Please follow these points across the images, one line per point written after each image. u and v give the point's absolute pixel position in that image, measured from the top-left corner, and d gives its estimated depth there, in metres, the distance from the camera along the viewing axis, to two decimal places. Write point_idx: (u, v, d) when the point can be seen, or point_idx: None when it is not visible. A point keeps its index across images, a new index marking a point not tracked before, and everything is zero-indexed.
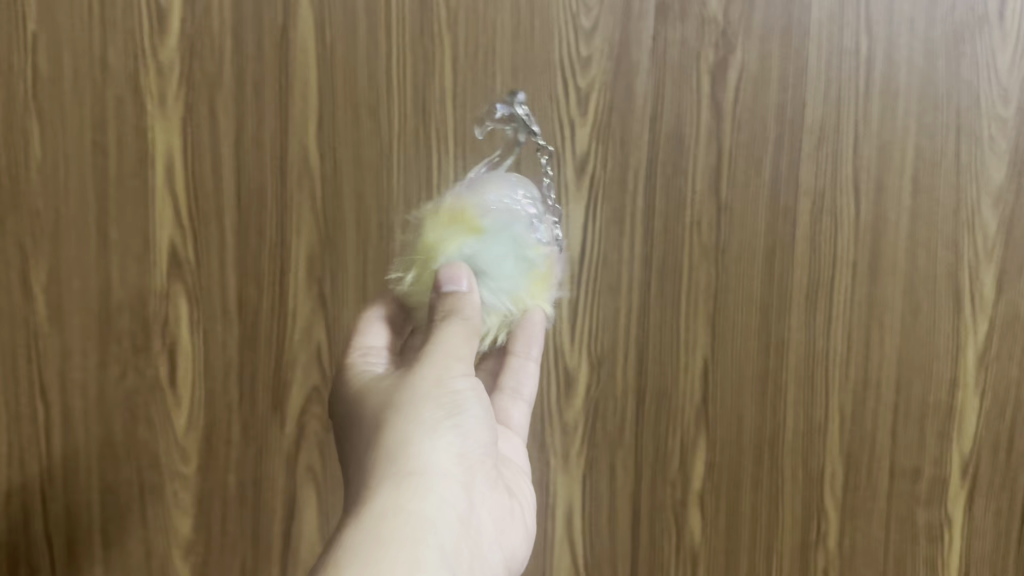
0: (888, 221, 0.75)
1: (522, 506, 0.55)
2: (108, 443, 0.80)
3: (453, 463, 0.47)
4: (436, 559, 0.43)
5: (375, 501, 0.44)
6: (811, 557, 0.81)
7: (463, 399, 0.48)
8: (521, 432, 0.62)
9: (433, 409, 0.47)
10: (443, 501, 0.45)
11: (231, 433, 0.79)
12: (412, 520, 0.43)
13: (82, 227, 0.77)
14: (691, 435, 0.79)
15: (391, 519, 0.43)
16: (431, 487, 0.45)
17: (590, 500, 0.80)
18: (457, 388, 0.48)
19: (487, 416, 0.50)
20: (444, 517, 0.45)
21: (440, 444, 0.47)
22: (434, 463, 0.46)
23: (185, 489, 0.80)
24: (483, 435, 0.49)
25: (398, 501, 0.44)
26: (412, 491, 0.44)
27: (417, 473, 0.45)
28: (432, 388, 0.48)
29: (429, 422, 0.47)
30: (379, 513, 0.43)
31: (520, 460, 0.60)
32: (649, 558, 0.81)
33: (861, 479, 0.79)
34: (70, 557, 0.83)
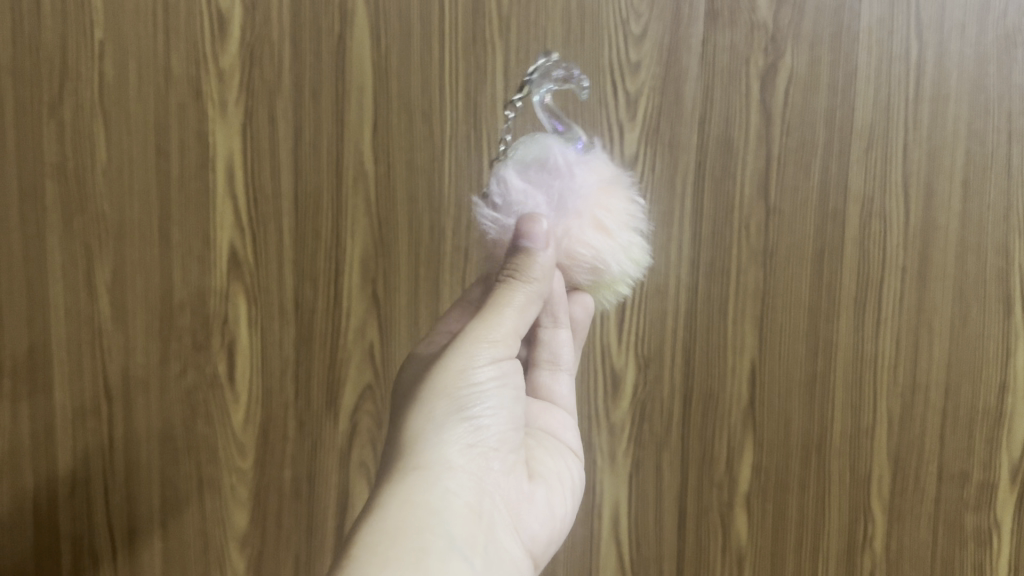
0: (938, 225, 0.74)
1: (554, 492, 0.56)
2: (169, 437, 0.83)
3: (468, 454, 0.48)
4: (445, 546, 0.44)
5: (386, 496, 0.46)
6: (857, 561, 0.81)
7: (486, 388, 0.49)
8: (567, 401, 0.63)
9: (449, 401, 0.48)
10: (455, 491, 0.47)
11: (287, 429, 0.81)
12: (423, 510, 0.45)
13: (145, 229, 0.80)
14: (738, 437, 0.79)
15: (399, 510, 0.44)
16: (441, 478, 0.46)
17: (636, 500, 0.81)
18: (480, 377, 0.49)
19: (509, 405, 0.51)
20: (456, 504, 0.46)
21: (451, 436, 0.48)
22: (445, 456, 0.47)
23: (242, 484, 0.83)
24: (504, 425, 0.50)
25: (406, 493, 0.45)
26: (422, 482, 0.46)
27: (426, 466, 0.47)
28: (450, 378, 0.48)
29: (444, 415, 0.48)
30: (389, 505, 0.45)
31: (566, 435, 0.61)
32: (695, 559, 0.82)
33: (908, 483, 0.79)
34: (130, 546, 0.86)
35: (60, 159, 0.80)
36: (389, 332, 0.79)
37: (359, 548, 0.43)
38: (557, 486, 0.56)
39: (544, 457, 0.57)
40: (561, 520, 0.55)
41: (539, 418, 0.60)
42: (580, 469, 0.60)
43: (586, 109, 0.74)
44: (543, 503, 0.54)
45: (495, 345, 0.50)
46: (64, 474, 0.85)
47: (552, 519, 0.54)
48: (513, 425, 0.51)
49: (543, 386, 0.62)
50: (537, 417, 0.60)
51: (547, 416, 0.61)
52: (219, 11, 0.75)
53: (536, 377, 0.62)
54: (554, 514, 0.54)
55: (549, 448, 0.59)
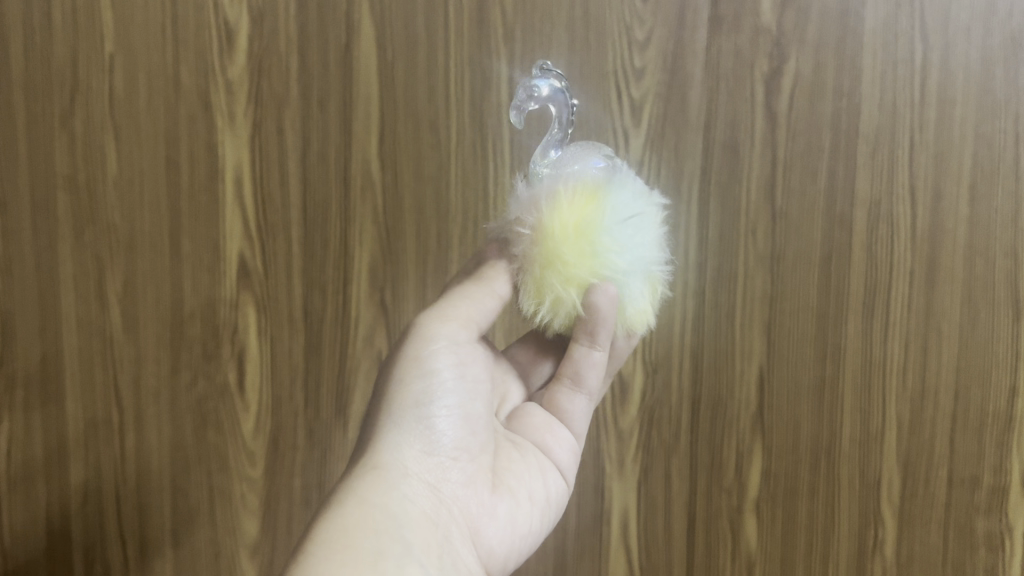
0: (946, 230, 0.74)
1: (524, 507, 0.53)
2: (180, 446, 0.83)
3: (425, 457, 0.48)
4: (400, 551, 0.43)
5: (342, 497, 0.45)
6: (868, 566, 0.80)
7: (440, 384, 0.50)
8: (576, 424, 0.60)
9: (406, 399, 0.49)
10: (409, 495, 0.46)
11: (297, 437, 0.82)
12: (377, 514, 0.44)
13: (155, 239, 0.81)
14: (747, 442, 0.79)
15: (353, 511, 0.44)
16: (397, 482, 0.46)
17: (645, 505, 0.81)
18: (435, 372, 0.50)
19: (469, 407, 0.51)
20: (411, 509, 0.45)
21: (408, 439, 0.48)
22: (403, 458, 0.47)
23: (253, 491, 0.83)
24: (464, 426, 0.50)
25: (362, 495, 0.45)
26: (376, 484, 0.46)
27: (382, 468, 0.47)
28: (405, 375, 0.49)
29: (399, 415, 0.48)
30: (344, 506, 0.44)
31: (559, 452, 0.58)
32: (704, 564, 0.82)
33: (919, 488, 0.78)
34: (143, 554, 0.86)
35: (70, 170, 0.81)
36: (398, 339, 0.79)
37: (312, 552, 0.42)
38: (529, 503, 0.53)
39: (523, 469, 0.54)
40: (530, 537, 0.53)
41: (536, 432, 0.58)
42: (564, 490, 0.57)
43: (589, 116, 0.75)
44: (513, 515, 0.51)
45: (450, 338, 0.51)
46: (76, 483, 0.85)
47: (519, 533, 0.51)
48: (475, 428, 0.51)
49: (558, 400, 0.60)
50: (535, 431, 0.58)
51: (556, 434, 0.58)
52: (226, 22, 0.76)
53: (557, 390, 0.59)
54: (521, 527, 0.52)
55: (530, 459, 0.56)
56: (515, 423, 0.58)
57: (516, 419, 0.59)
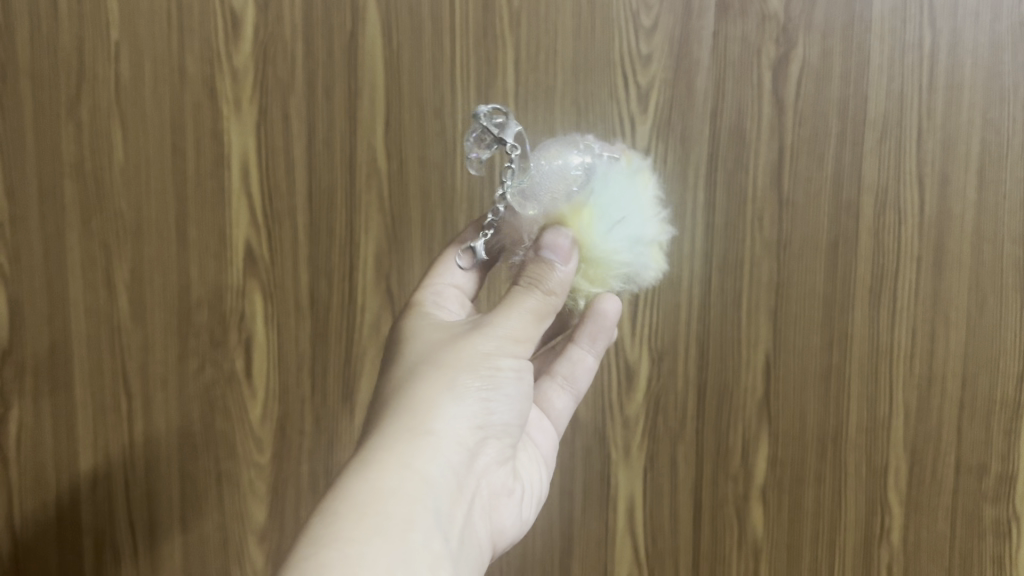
0: (953, 215, 0.74)
1: (524, 494, 0.54)
2: (187, 433, 0.84)
3: (472, 432, 0.47)
4: (432, 523, 0.42)
5: (386, 451, 0.43)
6: (875, 553, 0.80)
7: (504, 376, 0.48)
8: (557, 422, 0.61)
9: (470, 376, 0.47)
10: (449, 466, 0.45)
11: (304, 423, 0.82)
12: (419, 478, 0.43)
13: (162, 226, 0.81)
14: (753, 429, 0.79)
15: (397, 473, 0.43)
16: (442, 452, 0.45)
17: (652, 492, 0.81)
18: (502, 363, 0.48)
19: (518, 399, 0.50)
20: (446, 482, 0.45)
21: (462, 410, 0.46)
22: (451, 429, 0.46)
23: (260, 477, 0.83)
24: (511, 413, 0.49)
25: (408, 458, 0.43)
26: (423, 451, 0.44)
27: (432, 434, 0.45)
28: (474, 355, 0.48)
29: (460, 387, 0.47)
30: (388, 464, 0.43)
31: (545, 445, 0.59)
32: (711, 551, 0.82)
33: (926, 475, 0.78)
34: (151, 541, 0.87)
35: (78, 158, 0.81)
36: None
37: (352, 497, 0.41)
38: (527, 489, 0.54)
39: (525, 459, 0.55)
40: (523, 524, 0.54)
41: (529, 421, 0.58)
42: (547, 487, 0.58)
43: (592, 103, 0.75)
44: (513, 499, 0.52)
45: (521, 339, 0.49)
46: (86, 469, 0.86)
47: (517, 518, 0.52)
48: (517, 416, 0.50)
49: (545, 393, 0.61)
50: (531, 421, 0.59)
51: (542, 426, 0.60)
52: (232, 10, 0.76)
53: (545, 385, 0.61)
54: (520, 516, 0.53)
55: (529, 453, 0.57)
56: None
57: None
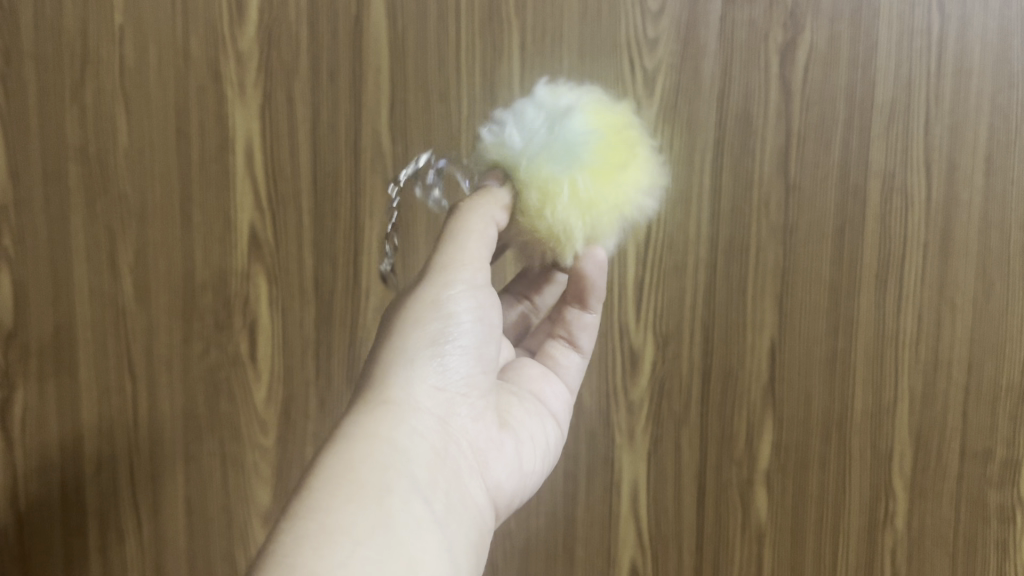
0: (960, 200, 0.74)
1: (524, 445, 0.54)
2: (192, 416, 0.84)
3: (436, 393, 0.48)
4: (407, 487, 0.43)
5: (350, 430, 0.45)
6: (878, 538, 0.80)
7: (456, 324, 0.49)
8: (567, 379, 0.62)
9: (420, 336, 0.48)
10: (418, 429, 0.46)
11: (309, 407, 0.82)
12: (386, 447, 0.44)
13: (166, 209, 0.81)
14: (758, 414, 0.79)
15: (361, 447, 0.44)
16: (407, 416, 0.46)
17: (655, 476, 0.81)
18: (453, 311, 0.49)
19: (482, 344, 0.50)
20: (419, 444, 0.46)
21: (421, 373, 0.48)
22: (412, 394, 0.47)
23: (265, 460, 0.83)
24: (477, 361, 0.50)
25: (370, 430, 0.45)
26: (386, 420, 0.46)
27: (392, 403, 0.46)
28: (422, 310, 0.49)
29: (413, 352, 0.48)
30: (352, 440, 0.44)
31: (553, 402, 0.60)
32: (714, 535, 0.82)
33: (930, 460, 0.78)
34: (156, 523, 0.87)
35: (82, 141, 0.81)
36: None
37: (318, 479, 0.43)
38: (529, 441, 0.55)
39: (521, 413, 0.56)
40: (529, 474, 0.54)
41: (533, 383, 0.59)
42: (559, 436, 0.58)
43: (598, 86, 0.74)
44: (512, 450, 0.53)
45: (469, 278, 0.49)
46: (90, 451, 0.86)
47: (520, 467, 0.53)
48: (488, 364, 0.51)
49: (550, 354, 0.62)
50: (534, 380, 0.60)
51: (550, 383, 0.60)
52: None
53: (548, 345, 0.63)
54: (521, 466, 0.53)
55: (528, 406, 0.57)
56: (510, 371, 0.59)
57: (514, 369, 0.60)
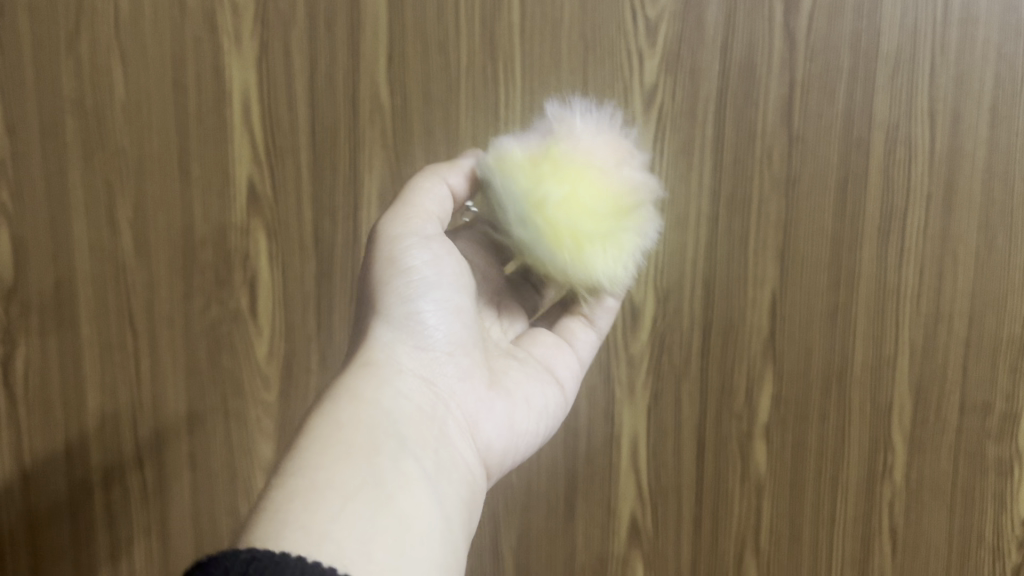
0: (965, 152, 0.73)
1: (519, 404, 0.54)
2: (194, 371, 0.84)
3: (416, 354, 0.50)
4: (394, 446, 0.45)
5: (336, 392, 0.47)
6: (877, 490, 0.81)
7: (423, 281, 0.50)
8: (583, 355, 0.61)
9: (391, 297, 0.50)
10: (400, 389, 0.48)
11: (310, 362, 0.82)
12: (371, 407, 0.46)
13: (164, 163, 0.80)
14: (758, 368, 0.79)
15: (347, 407, 0.46)
16: (389, 377, 0.48)
17: (655, 429, 0.82)
18: (416, 267, 0.50)
19: (455, 300, 0.52)
20: (403, 405, 0.47)
21: (398, 336, 0.50)
22: (394, 358, 0.49)
23: (267, 415, 0.84)
24: (455, 319, 0.52)
25: (355, 392, 0.47)
26: (369, 382, 0.47)
27: (375, 365, 0.48)
28: (388, 273, 0.50)
29: (389, 315, 0.50)
30: (338, 401, 0.46)
31: (563, 369, 0.59)
32: (713, 488, 0.83)
33: (930, 413, 0.78)
34: (160, 476, 0.87)
35: (78, 95, 0.80)
36: None
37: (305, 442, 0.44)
38: (528, 401, 0.55)
39: (519, 374, 0.56)
40: (528, 435, 0.55)
41: (544, 350, 0.59)
42: (563, 399, 0.58)
43: (599, 36, 0.73)
44: (510, 409, 0.53)
45: (420, 233, 0.51)
46: (94, 406, 0.87)
47: (517, 429, 0.54)
48: (469, 321, 0.52)
49: (568, 329, 0.62)
50: (547, 347, 0.59)
51: (564, 355, 0.60)
52: None
53: (566, 320, 0.62)
54: (517, 425, 0.53)
55: (530, 369, 0.57)
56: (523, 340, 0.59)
57: (527, 337, 0.60)
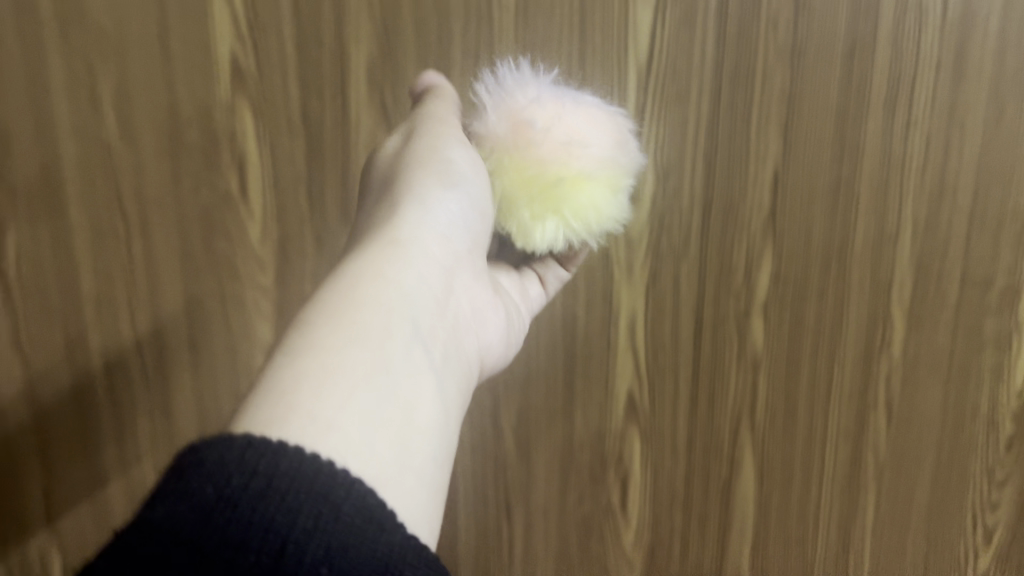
0: (977, 17, 0.70)
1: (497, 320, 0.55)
2: (187, 254, 0.83)
3: (441, 240, 0.49)
4: (411, 332, 0.43)
5: (358, 263, 0.45)
6: (874, 365, 0.81)
7: (457, 169, 0.51)
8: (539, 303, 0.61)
9: (428, 175, 0.50)
10: (423, 272, 0.47)
11: (305, 244, 0.82)
12: (395, 286, 0.45)
13: (145, 38, 0.76)
14: (758, 245, 0.78)
15: (370, 281, 0.44)
16: (415, 256, 0.47)
17: (653, 310, 0.80)
18: (452, 157, 0.52)
19: (479, 201, 0.52)
20: (423, 288, 0.46)
21: (429, 215, 0.49)
22: (422, 237, 0.48)
23: (265, 296, 0.84)
24: (475, 217, 0.52)
25: (381, 265, 0.45)
26: (395, 259, 0.46)
27: (400, 243, 0.47)
28: (427, 155, 0.51)
29: (423, 193, 0.49)
30: (362, 271, 0.45)
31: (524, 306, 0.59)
32: (711, 366, 0.82)
33: (930, 289, 0.78)
34: (160, 359, 0.88)
35: None
36: None
37: (315, 316, 0.42)
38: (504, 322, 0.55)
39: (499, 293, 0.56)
40: (497, 355, 0.55)
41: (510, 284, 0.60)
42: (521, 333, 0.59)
43: None
44: (491, 322, 0.54)
45: (458, 134, 0.54)
46: (88, 293, 0.85)
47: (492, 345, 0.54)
48: (485, 221, 0.53)
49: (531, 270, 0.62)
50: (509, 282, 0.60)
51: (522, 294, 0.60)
52: None
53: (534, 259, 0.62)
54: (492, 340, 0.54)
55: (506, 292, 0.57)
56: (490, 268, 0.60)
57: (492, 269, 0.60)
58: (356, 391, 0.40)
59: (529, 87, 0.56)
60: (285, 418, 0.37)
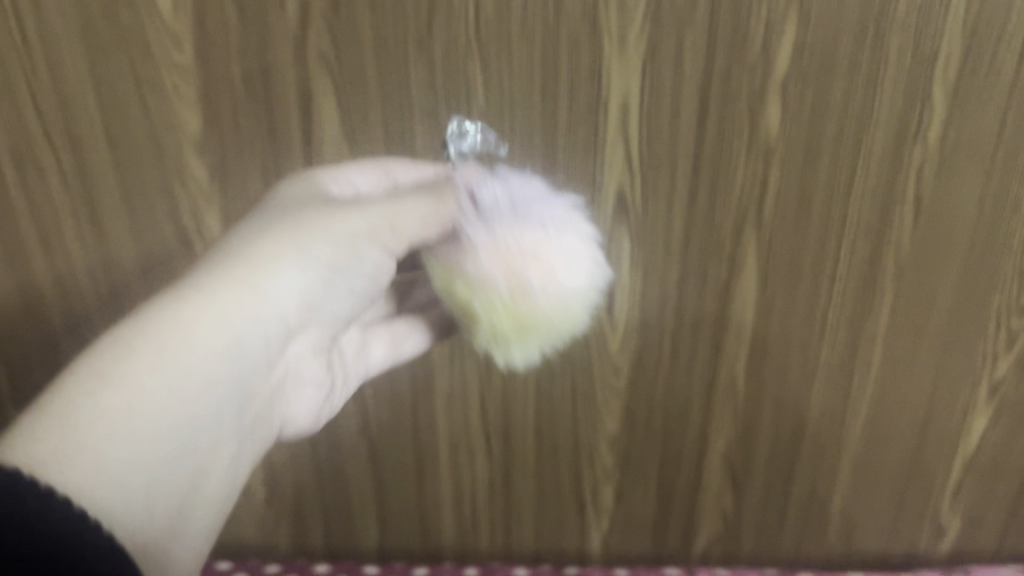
0: None
1: (311, 379, 0.58)
2: (90, 28, 0.66)
3: (298, 311, 0.51)
4: (222, 396, 0.46)
5: (210, 293, 0.46)
6: (906, 153, 0.69)
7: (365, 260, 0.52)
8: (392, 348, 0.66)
9: (328, 251, 0.51)
10: (264, 327, 0.49)
11: (226, 15, 0.65)
12: (230, 333, 0.47)
13: None
14: (779, 8, 0.64)
15: (208, 326, 0.46)
16: (262, 313, 0.49)
17: (650, 88, 0.67)
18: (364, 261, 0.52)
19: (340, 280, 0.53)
20: (256, 347, 0.49)
21: (301, 274, 0.50)
22: (279, 294, 0.50)
23: (186, 82, 0.68)
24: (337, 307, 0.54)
25: (223, 305, 0.47)
26: (245, 302, 0.48)
27: (259, 293, 0.48)
28: (332, 227, 0.51)
29: (312, 252, 0.50)
30: (203, 309, 0.46)
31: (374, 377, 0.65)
32: (715, 156, 0.70)
33: (982, 62, 0.65)
34: (79, 160, 0.72)
35: None
36: None
37: (144, 345, 0.43)
38: (321, 377, 0.59)
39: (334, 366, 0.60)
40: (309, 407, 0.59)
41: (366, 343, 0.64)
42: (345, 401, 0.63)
43: None
44: (310, 370, 0.57)
45: (385, 239, 0.52)
46: None
47: (309, 410, 0.59)
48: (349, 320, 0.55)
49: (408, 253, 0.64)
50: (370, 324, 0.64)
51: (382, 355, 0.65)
52: None
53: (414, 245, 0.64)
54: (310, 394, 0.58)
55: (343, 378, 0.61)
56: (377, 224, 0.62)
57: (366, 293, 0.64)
58: (146, 454, 0.41)
59: (531, 211, 0.49)
60: (69, 451, 0.38)
